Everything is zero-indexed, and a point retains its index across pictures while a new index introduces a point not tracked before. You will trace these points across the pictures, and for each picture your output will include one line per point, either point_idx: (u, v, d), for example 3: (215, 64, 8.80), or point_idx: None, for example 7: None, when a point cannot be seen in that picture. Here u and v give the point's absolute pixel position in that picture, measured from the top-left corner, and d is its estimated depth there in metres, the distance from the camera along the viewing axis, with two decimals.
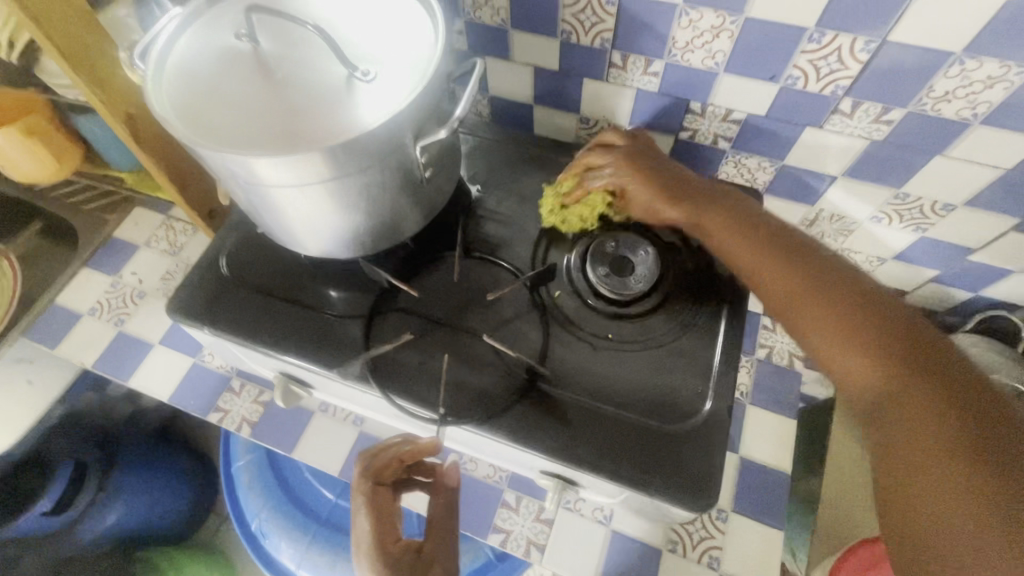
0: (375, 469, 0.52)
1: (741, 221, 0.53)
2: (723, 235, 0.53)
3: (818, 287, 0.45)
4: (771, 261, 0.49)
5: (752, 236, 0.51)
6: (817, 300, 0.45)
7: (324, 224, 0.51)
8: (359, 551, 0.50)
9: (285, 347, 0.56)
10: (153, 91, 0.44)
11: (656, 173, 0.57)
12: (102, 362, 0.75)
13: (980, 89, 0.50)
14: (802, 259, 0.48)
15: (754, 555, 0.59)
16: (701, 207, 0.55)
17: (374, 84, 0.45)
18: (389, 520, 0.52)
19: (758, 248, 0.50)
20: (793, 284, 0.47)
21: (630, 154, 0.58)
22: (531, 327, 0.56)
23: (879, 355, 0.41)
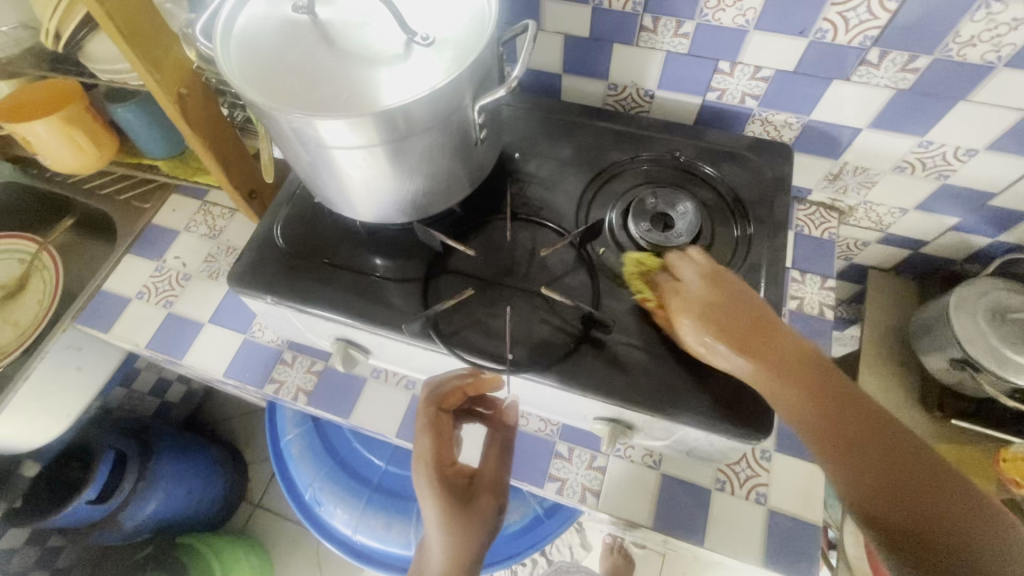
0: (438, 395, 0.56)
1: (800, 362, 0.48)
2: (785, 386, 0.48)
3: (887, 465, 0.44)
4: (836, 428, 0.46)
5: (809, 374, 0.48)
6: (872, 474, 0.44)
7: (385, 187, 0.53)
8: (418, 466, 0.54)
9: (346, 310, 0.59)
10: (224, 61, 0.46)
11: (740, 306, 0.51)
12: (154, 342, 0.77)
13: (1006, 31, 0.52)
14: (865, 427, 0.46)
15: (799, 489, 0.63)
16: (771, 350, 0.49)
17: (433, 48, 0.47)
18: (447, 444, 0.55)
19: (827, 412, 0.46)
20: (860, 453, 0.45)
21: (712, 276, 0.53)
22: (580, 281, 0.59)
23: (949, 551, 0.40)
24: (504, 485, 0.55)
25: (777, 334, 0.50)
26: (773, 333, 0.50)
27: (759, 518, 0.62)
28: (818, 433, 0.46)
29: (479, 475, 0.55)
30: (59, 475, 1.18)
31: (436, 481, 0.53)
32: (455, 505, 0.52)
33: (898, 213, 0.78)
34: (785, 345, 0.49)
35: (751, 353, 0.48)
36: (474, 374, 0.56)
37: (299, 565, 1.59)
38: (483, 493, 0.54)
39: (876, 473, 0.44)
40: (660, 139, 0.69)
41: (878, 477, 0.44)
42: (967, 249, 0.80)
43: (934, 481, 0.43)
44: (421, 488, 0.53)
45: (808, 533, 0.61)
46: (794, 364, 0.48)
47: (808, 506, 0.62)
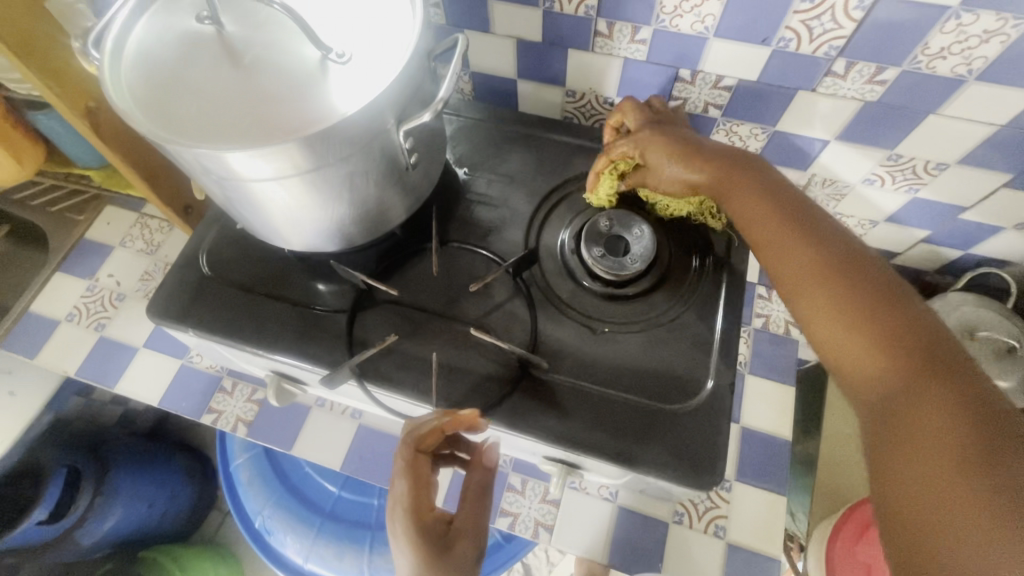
0: (417, 437, 0.49)
1: (783, 211, 0.49)
2: (772, 247, 0.48)
3: (873, 315, 0.42)
4: (829, 280, 0.44)
5: (795, 223, 0.48)
6: (860, 323, 0.42)
7: (308, 216, 0.49)
8: (396, 514, 0.49)
9: (274, 346, 0.54)
10: (113, 83, 0.41)
11: (753, 182, 0.51)
12: (85, 369, 0.72)
13: (976, 44, 0.49)
14: (864, 282, 0.43)
15: (759, 522, 0.61)
16: (763, 218, 0.49)
17: (350, 66, 0.43)
18: (425, 489, 0.50)
19: (814, 261, 0.45)
20: (840, 310, 0.43)
21: (666, 128, 0.55)
22: (525, 311, 0.55)
23: (936, 394, 0.37)
24: (482, 530, 0.52)
25: (803, 210, 0.49)
26: (790, 201, 0.50)
27: (717, 551, 0.60)
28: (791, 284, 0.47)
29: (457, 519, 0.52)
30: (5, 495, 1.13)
31: (415, 531, 0.49)
32: (433, 557, 0.48)
33: (869, 225, 0.75)
34: (804, 207, 0.49)
35: (724, 177, 0.52)
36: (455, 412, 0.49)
37: None
38: (460, 541, 0.50)
39: (857, 321, 0.42)
40: None
41: (859, 325, 0.42)
42: (938, 261, 0.78)
43: (936, 341, 0.40)
44: (398, 536, 0.49)
45: (767, 567, 0.59)
46: (792, 217, 0.48)
47: (768, 539, 0.60)
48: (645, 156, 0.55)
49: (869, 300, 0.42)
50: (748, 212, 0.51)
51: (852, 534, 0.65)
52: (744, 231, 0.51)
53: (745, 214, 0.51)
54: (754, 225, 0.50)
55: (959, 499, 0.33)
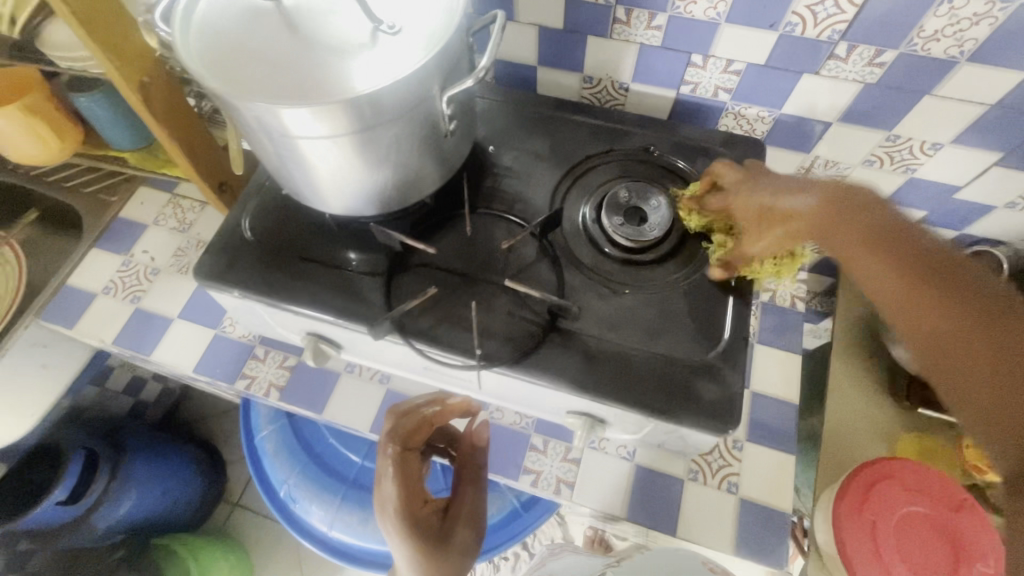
0: (403, 435, 0.57)
1: (891, 240, 0.47)
2: (891, 296, 0.46)
3: (994, 338, 0.39)
4: (955, 318, 0.41)
5: (894, 253, 0.47)
6: (984, 353, 0.39)
7: (355, 178, 0.52)
8: (387, 512, 0.53)
9: (314, 305, 0.58)
10: (184, 49, 0.45)
11: (854, 222, 0.50)
12: (122, 338, 0.75)
13: (967, 27, 0.54)
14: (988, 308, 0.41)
15: (769, 478, 0.64)
16: (864, 254, 0.48)
17: (400, 37, 0.47)
18: (414, 483, 0.55)
19: (932, 294, 0.43)
20: (970, 341, 0.40)
21: (748, 179, 0.58)
22: (550, 273, 0.59)
23: None
24: (479, 515, 0.57)
25: (905, 238, 0.47)
26: (893, 236, 0.48)
27: (730, 506, 0.63)
28: (913, 325, 0.44)
29: (452, 508, 0.57)
30: (27, 476, 1.15)
31: (409, 522, 0.53)
32: (429, 543, 0.53)
33: None
34: (912, 239, 0.47)
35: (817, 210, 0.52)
36: (439, 407, 0.59)
37: (280, 562, 1.58)
38: (455, 526, 0.55)
39: (985, 353, 0.39)
40: (634, 133, 0.69)
41: (988, 357, 0.39)
42: None
43: None
44: (392, 532, 0.53)
45: (778, 520, 0.62)
46: (906, 256, 0.46)
47: (778, 494, 0.63)
48: (731, 211, 0.58)
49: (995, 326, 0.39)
50: (855, 259, 0.49)
51: (854, 501, 0.68)
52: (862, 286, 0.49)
53: (861, 269, 0.48)
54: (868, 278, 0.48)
55: None
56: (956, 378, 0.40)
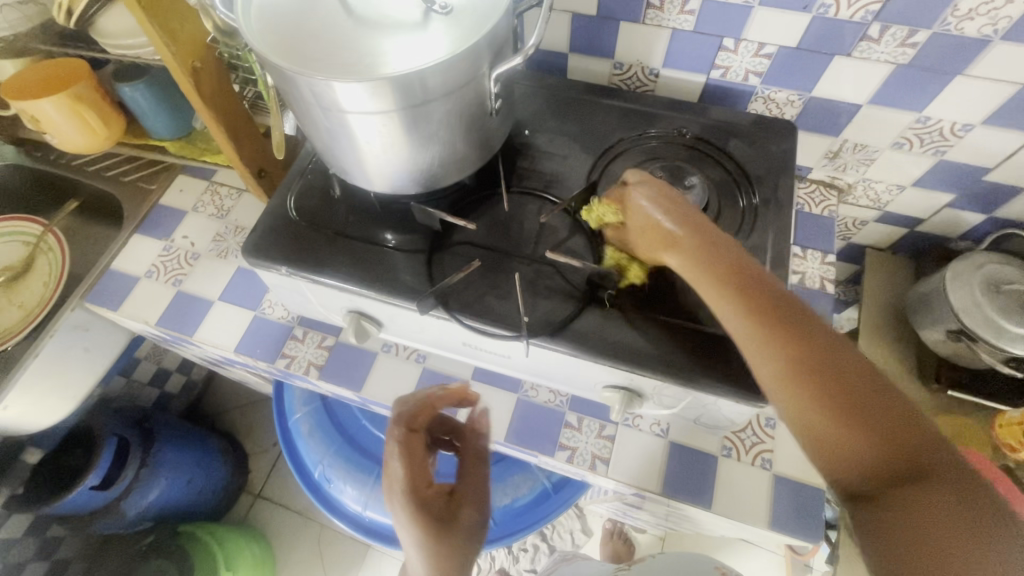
0: (406, 417, 0.58)
1: (731, 274, 0.48)
2: (745, 337, 0.45)
3: (838, 382, 0.41)
4: (798, 360, 0.42)
5: (745, 287, 0.47)
6: (824, 395, 0.41)
7: (403, 156, 0.54)
8: (394, 492, 0.54)
9: (357, 281, 0.59)
10: (245, 29, 0.47)
11: (699, 249, 0.50)
12: (164, 320, 0.77)
13: (1002, 5, 0.54)
14: (836, 356, 0.42)
15: (803, 455, 0.65)
16: (715, 284, 0.48)
17: (451, 16, 0.49)
18: (420, 464, 0.56)
19: (785, 341, 0.43)
20: (808, 393, 0.41)
21: (662, 194, 0.54)
22: (587, 249, 0.60)
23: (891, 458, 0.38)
24: (484, 497, 0.57)
25: (743, 271, 0.48)
26: (739, 268, 0.48)
27: (764, 482, 0.64)
28: (772, 366, 0.43)
29: (458, 490, 0.57)
30: (62, 460, 1.19)
31: (413, 503, 0.53)
32: (437, 525, 0.52)
33: (896, 191, 0.80)
34: (744, 268, 0.48)
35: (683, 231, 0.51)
36: (438, 390, 0.60)
37: (301, 553, 1.59)
38: (461, 508, 0.55)
39: (813, 382, 0.41)
40: (667, 117, 0.71)
41: (836, 398, 0.41)
42: (962, 227, 0.82)
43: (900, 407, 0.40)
44: (399, 513, 0.53)
45: (813, 496, 0.63)
46: (756, 298, 0.46)
47: (812, 470, 0.64)
48: (628, 203, 0.55)
49: (839, 381, 0.41)
50: (706, 293, 0.48)
51: None
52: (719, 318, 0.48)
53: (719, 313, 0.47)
54: (728, 322, 0.47)
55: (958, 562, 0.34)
56: (805, 415, 0.41)
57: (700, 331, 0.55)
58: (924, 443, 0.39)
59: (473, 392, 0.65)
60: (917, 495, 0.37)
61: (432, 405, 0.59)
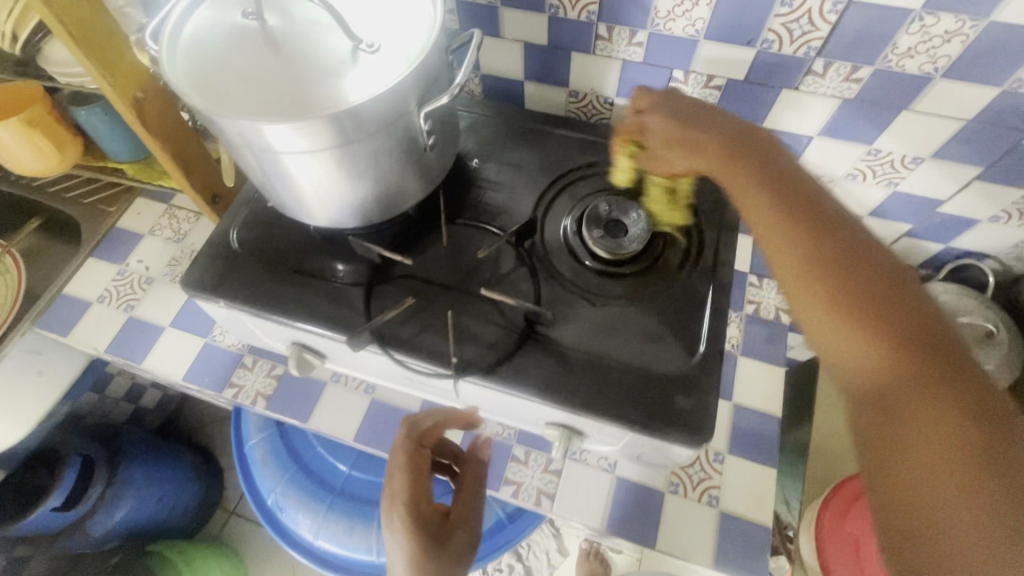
0: (420, 432, 0.56)
1: (773, 185, 0.45)
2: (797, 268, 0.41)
3: (865, 299, 0.38)
4: (857, 300, 0.38)
5: (786, 202, 0.44)
6: (887, 342, 0.36)
7: (336, 192, 0.54)
8: (395, 504, 0.52)
9: (296, 315, 0.59)
10: (169, 66, 0.47)
11: (752, 165, 0.47)
12: (114, 346, 0.77)
13: (940, 44, 0.54)
14: (891, 299, 0.38)
15: (750, 492, 0.64)
16: (757, 194, 0.46)
17: (378, 55, 0.48)
18: (425, 481, 0.54)
19: (850, 278, 0.39)
20: (868, 347, 0.37)
21: (677, 116, 0.54)
22: (527, 283, 0.60)
23: (912, 377, 0.35)
24: (478, 523, 0.55)
25: (797, 189, 0.45)
26: (791, 187, 0.45)
27: (710, 520, 0.63)
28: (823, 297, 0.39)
29: (453, 513, 0.55)
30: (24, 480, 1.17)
31: (414, 519, 0.51)
32: (432, 544, 0.50)
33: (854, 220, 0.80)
34: (802, 188, 0.45)
35: (730, 153, 0.49)
36: (454, 410, 0.59)
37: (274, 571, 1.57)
38: (455, 531, 0.53)
39: (847, 296, 0.38)
40: None
41: (892, 347, 0.36)
42: (921, 256, 0.82)
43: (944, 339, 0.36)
44: (395, 528, 0.51)
45: (759, 534, 0.62)
46: (820, 229, 0.42)
47: (759, 508, 0.63)
48: (645, 128, 0.56)
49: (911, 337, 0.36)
50: (744, 200, 0.47)
51: (837, 509, 0.69)
52: (767, 255, 0.44)
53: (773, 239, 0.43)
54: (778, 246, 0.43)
55: (959, 503, 0.30)
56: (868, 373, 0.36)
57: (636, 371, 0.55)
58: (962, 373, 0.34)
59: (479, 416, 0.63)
60: (922, 426, 0.33)
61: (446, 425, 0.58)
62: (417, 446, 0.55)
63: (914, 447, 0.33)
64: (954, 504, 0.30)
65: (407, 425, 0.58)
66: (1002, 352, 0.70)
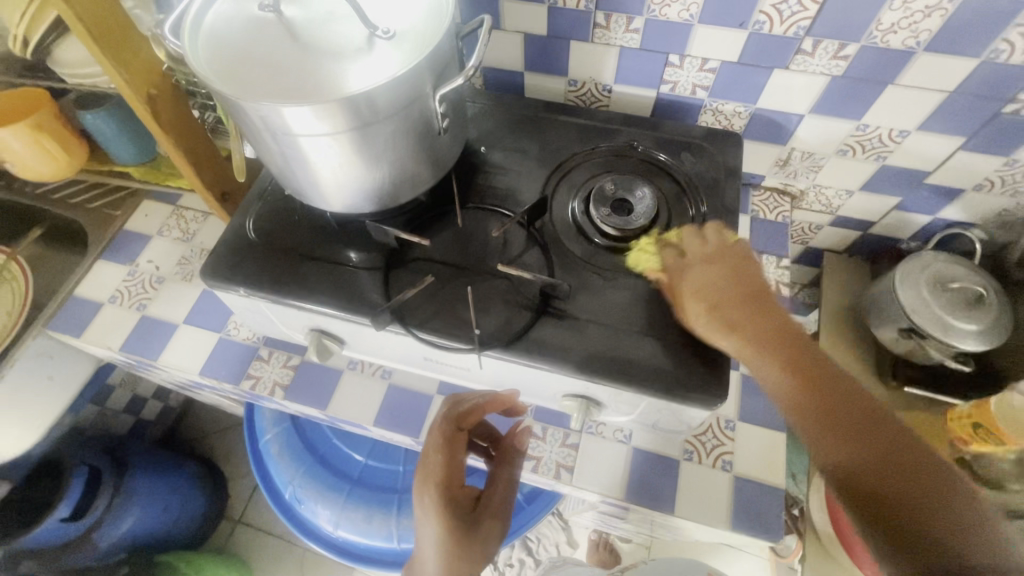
0: (459, 416, 0.58)
1: (791, 343, 0.54)
2: (801, 413, 0.52)
3: (842, 422, 0.49)
4: (819, 399, 0.51)
5: (796, 356, 0.53)
6: (872, 462, 0.47)
7: (354, 177, 0.55)
8: (430, 485, 0.54)
9: (315, 300, 0.60)
10: (192, 56, 0.48)
11: (767, 325, 0.54)
12: (128, 345, 0.77)
13: (921, 19, 0.58)
14: (868, 422, 0.49)
15: (762, 455, 0.66)
16: (770, 347, 0.53)
17: (394, 41, 0.50)
18: (458, 465, 0.56)
19: (812, 395, 0.51)
20: (850, 455, 0.48)
21: (711, 258, 0.59)
22: (539, 259, 0.62)
23: (900, 494, 0.45)
24: (506, 512, 0.57)
25: (801, 338, 0.54)
26: (787, 328, 0.55)
27: (725, 484, 0.65)
28: (807, 420, 0.51)
29: (484, 498, 0.57)
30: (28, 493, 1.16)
31: (444, 502, 0.53)
32: (461, 529, 0.53)
33: (845, 196, 0.83)
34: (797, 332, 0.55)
35: (717, 314, 0.54)
36: (495, 394, 0.61)
37: None
38: (485, 517, 0.55)
39: (846, 428, 0.49)
40: (619, 131, 0.73)
41: (871, 449, 0.48)
42: (911, 228, 0.85)
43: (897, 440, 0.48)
44: (426, 505, 0.53)
45: (772, 495, 0.64)
46: (805, 367, 0.53)
47: (771, 470, 0.65)
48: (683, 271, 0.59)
49: (875, 438, 0.48)
50: (761, 365, 0.53)
51: None
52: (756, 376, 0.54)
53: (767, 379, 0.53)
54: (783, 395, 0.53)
55: None
56: (848, 482, 0.47)
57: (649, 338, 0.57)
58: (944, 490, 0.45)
59: (518, 403, 0.67)
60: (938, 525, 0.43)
61: (485, 411, 0.59)
62: (455, 433, 0.57)
63: (948, 531, 0.43)
64: None
65: (446, 410, 0.59)
66: (993, 314, 0.73)
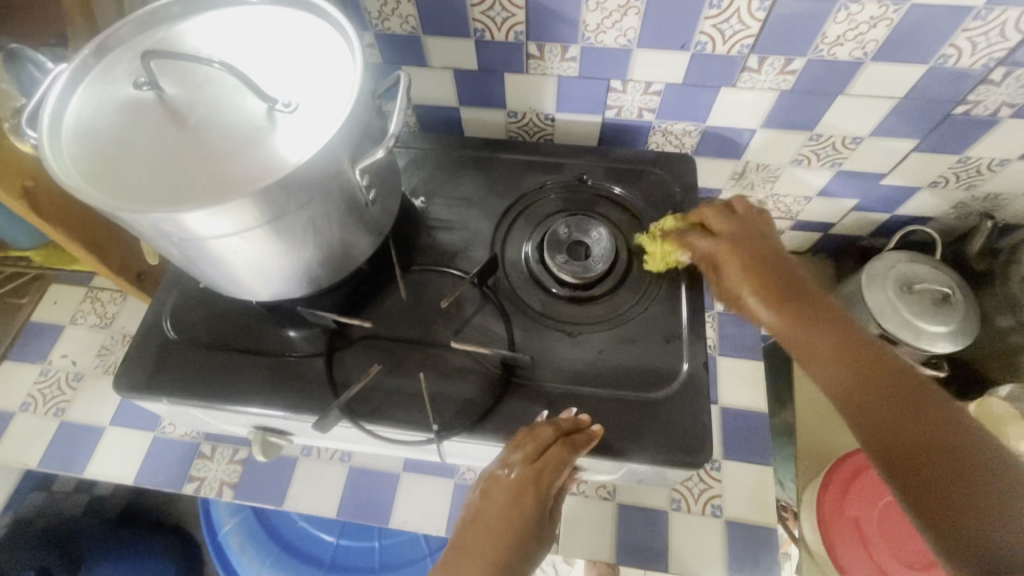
0: (577, 442, 0.49)
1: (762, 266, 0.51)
2: (774, 319, 0.49)
3: (835, 355, 0.45)
4: (825, 337, 0.46)
5: (767, 274, 0.51)
6: (830, 354, 0.45)
7: (275, 265, 0.49)
8: (529, 482, 0.48)
9: (252, 401, 0.54)
10: (53, 158, 0.40)
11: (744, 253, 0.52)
12: (48, 460, 0.68)
13: (866, 30, 0.55)
14: (866, 357, 0.44)
15: (751, 494, 0.63)
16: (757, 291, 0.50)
17: (298, 114, 0.43)
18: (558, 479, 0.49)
19: (841, 356, 0.45)
20: (831, 365, 0.45)
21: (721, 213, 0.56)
22: (495, 322, 0.57)
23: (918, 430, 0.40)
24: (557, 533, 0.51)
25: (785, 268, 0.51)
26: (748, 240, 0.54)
27: (716, 531, 0.62)
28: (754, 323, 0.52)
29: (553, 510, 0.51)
30: None
31: (533, 507, 0.48)
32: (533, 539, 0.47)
33: (804, 202, 0.81)
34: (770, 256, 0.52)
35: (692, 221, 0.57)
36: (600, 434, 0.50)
37: None
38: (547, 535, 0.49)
39: (826, 362, 0.45)
40: (567, 163, 0.68)
41: (869, 392, 0.43)
42: (871, 227, 0.84)
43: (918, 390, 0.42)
44: (519, 498, 0.48)
45: (765, 537, 0.62)
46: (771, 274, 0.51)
47: (761, 510, 0.63)
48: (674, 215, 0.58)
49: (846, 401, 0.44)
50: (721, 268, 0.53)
51: (837, 490, 0.69)
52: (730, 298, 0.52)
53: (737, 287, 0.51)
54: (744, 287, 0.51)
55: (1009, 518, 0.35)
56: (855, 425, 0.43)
57: (624, 399, 0.53)
58: (949, 438, 0.39)
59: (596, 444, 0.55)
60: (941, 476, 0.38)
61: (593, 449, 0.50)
62: (569, 463, 0.48)
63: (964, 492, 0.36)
64: (993, 519, 0.35)
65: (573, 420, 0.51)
66: (960, 312, 0.72)
